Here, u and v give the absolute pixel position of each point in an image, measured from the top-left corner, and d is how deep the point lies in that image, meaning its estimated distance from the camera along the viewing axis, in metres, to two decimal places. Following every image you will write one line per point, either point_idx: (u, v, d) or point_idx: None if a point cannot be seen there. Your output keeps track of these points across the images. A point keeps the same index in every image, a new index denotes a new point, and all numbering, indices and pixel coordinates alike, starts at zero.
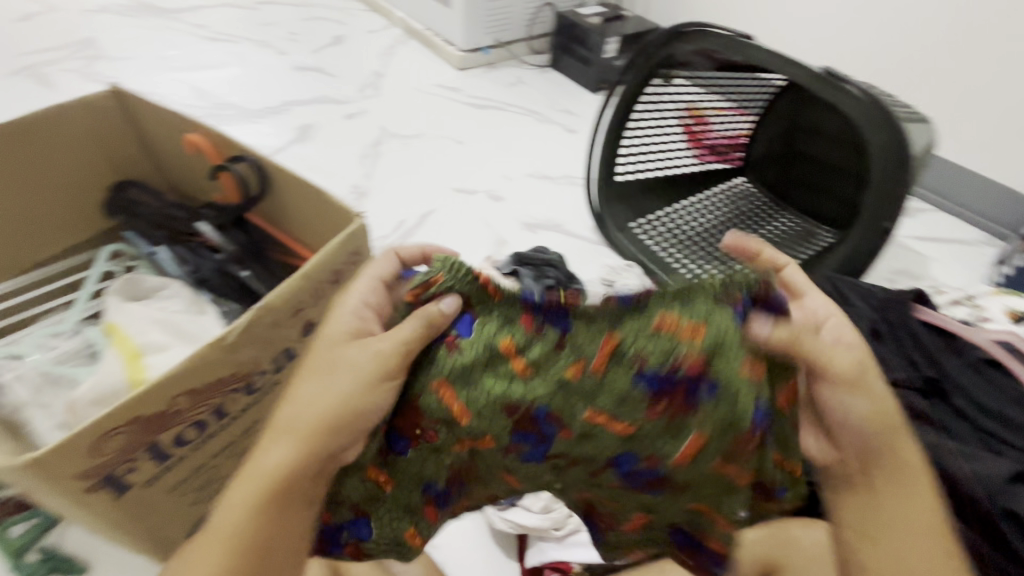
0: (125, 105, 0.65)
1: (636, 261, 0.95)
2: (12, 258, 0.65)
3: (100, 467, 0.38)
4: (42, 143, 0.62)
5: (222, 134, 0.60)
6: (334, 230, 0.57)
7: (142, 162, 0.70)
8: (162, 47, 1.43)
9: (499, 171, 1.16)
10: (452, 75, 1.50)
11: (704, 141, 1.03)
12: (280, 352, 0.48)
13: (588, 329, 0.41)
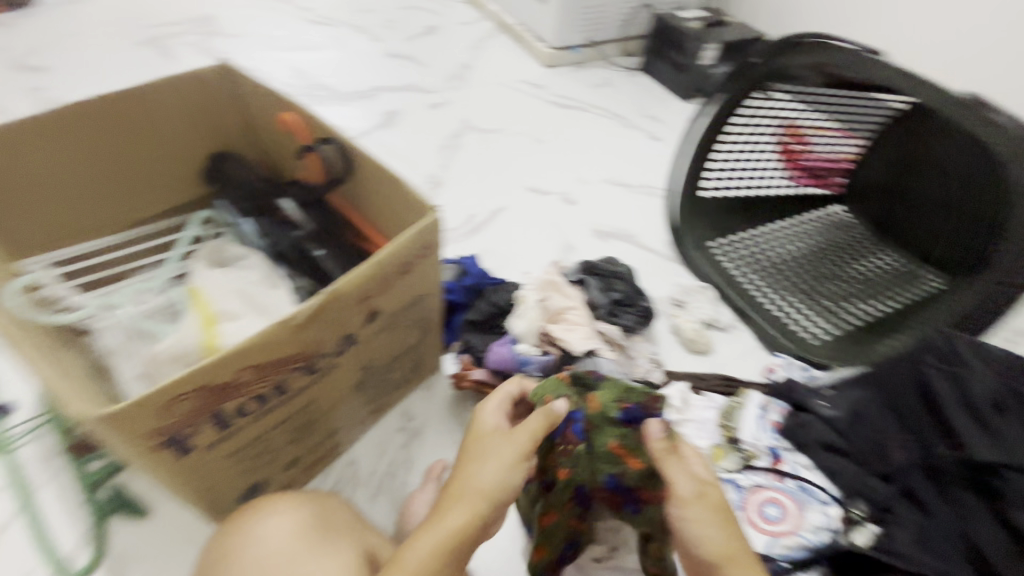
0: (230, 80, 0.67)
1: (712, 284, 0.88)
2: (117, 215, 0.70)
3: (168, 428, 0.39)
4: (155, 110, 0.66)
5: (311, 116, 0.61)
6: (408, 220, 0.57)
7: (239, 135, 0.73)
8: (270, 27, 1.51)
9: (576, 174, 1.13)
10: (539, 72, 1.48)
11: (801, 162, 0.97)
12: (343, 337, 0.48)
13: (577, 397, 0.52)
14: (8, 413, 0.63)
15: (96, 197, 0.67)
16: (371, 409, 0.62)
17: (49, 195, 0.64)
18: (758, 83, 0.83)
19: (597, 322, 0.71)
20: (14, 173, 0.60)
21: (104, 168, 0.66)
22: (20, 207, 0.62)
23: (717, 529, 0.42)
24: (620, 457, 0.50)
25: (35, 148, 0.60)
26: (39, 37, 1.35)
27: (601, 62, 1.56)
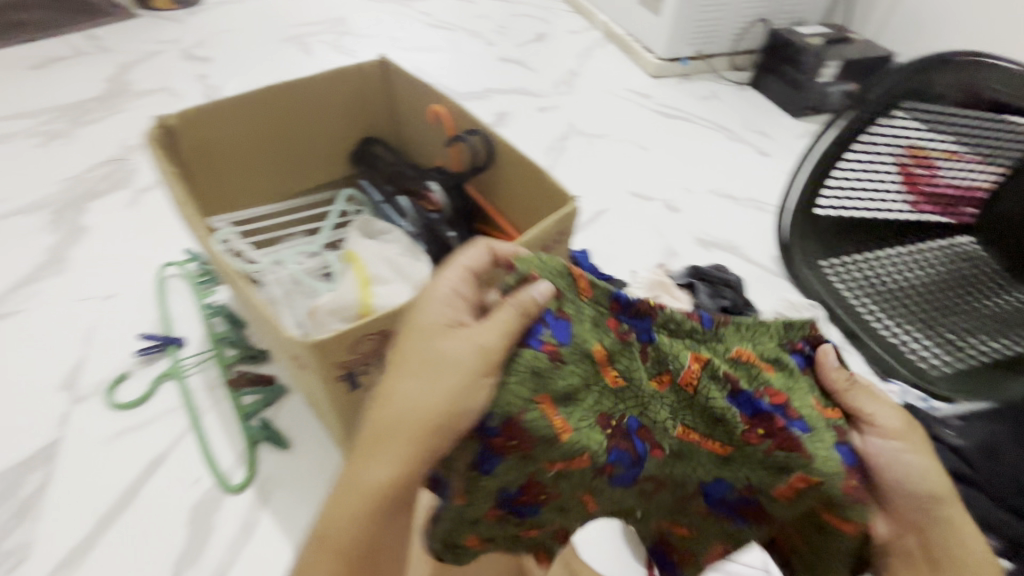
0: (387, 72, 0.76)
1: (822, 304, 0.86)
2: (277, 188, 0.78)
3: (349, 364, 0.46)
4: (325, 97, 0.75)
5: (461, 108, 0.69)
6: (544, 205, 0.62)
7: (385, 123, 0.82)
8: (394, 30, 1.64)
9: (681, 183, 1.14)
10: (645, 82, 1.50)
11: (923, 187, 0.90)
12: None
13: (675, 342, 0.47)
14: (182, 346, 0.74)
15: (266, 172, 0.76)
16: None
17: (233, 167, 0.73)
18: (893, 104, 0.78)
19: (706, 327, 0.72)
20: (213, 144, 0.69)
21: (278, 146, 0.75)
22: (211, 174, 0.71)
23: (909, 455, 0.48)
24: (822, 413, 0.47)
25: (230, 126, 0.70)
26: (203, 31, 1.54)
27: (708, 75, 1.55)
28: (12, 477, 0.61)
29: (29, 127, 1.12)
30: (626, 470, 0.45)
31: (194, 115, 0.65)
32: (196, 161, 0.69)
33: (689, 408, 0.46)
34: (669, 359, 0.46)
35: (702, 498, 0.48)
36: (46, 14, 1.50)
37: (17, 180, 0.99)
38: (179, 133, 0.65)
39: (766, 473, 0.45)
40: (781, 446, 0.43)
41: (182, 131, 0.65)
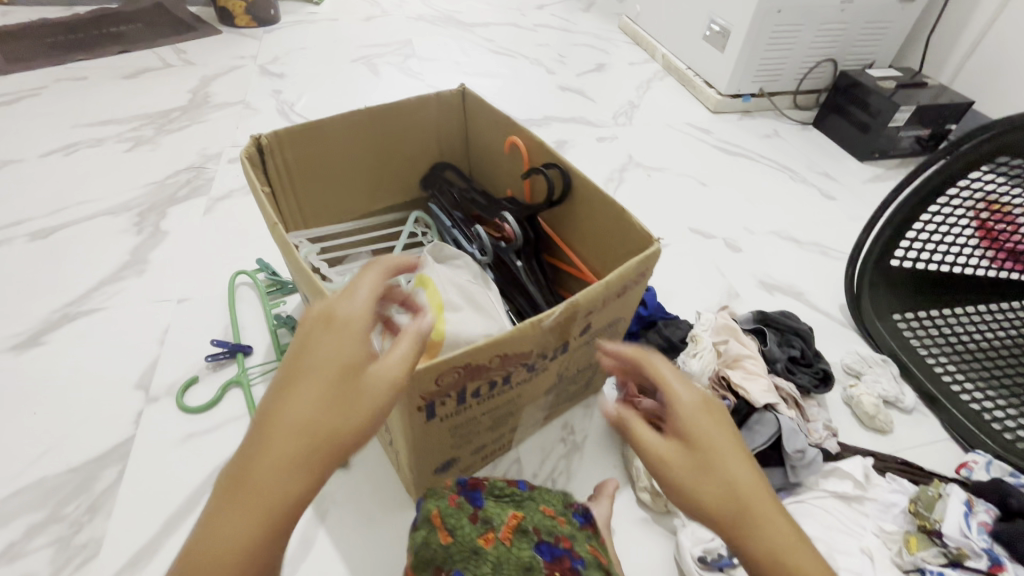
0: (466, 102, 0.79)
1: (895, 360, 0.82)
2: (353, 207, 0.81)
3: (432, 395, 0.44)
4: (406, 122, 0.77)
5: (539, 142, 0.69)
6: (620, 244, 0.62)
7: (458, 149, 0.84)
8: (457, 54, 1.68)
9: (741, 221, 1.12)
10: (705, 117, 1.49)
11: (1009, 246, 0.83)
12: (560, 344, 0.53)
13: (499, 502, 0.50)
14: (249, 354, 0.75)
15: (341, 189, 0.78)
16: (545, 414, 0.67)
17: (313, 184, 0.75)
18: (983, 159, 0.73)
19: (774, 377, 0.70)
20: (299, 162, 0.71)
21: (356, 165, 0.77)
22: (292, 190, 0.73)
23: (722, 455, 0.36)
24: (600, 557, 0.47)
25: (316, 147, 0.71)
26: (278, 49, 1.62)
27: (770, 113, 1.53)
28: (87, 472, 0.63)
29: (118, 132, 1.19)
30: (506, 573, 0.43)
31: (285, 135, 0.67)
32: (281, 178, 0.71)
33: (526, 539, 0.46)
34: (495, 518, 0.47)
35: None
36: (138, 27, 1.61)
37: (105, 182, 1.05)
38: (271, 150, 0.67)
39: None
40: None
41: (273, 148, 0.67)
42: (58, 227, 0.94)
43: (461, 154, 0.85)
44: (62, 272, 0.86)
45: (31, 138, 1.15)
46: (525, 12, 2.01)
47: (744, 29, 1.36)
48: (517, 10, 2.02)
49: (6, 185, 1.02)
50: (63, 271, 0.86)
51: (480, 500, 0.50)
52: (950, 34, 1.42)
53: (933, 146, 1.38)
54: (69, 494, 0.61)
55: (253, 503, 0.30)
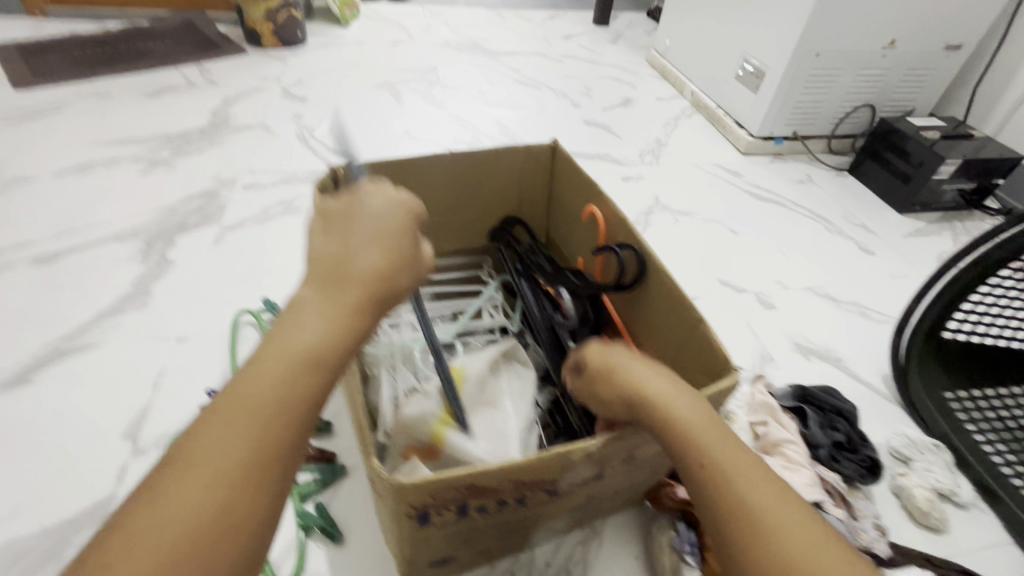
0: (555, 158, 0.75)
1: (947, 446, 0.75)
2: None
3: (425, 504, 0.42)
4: (489, 171, 0.75)
5: (620, 221, 0.65)
6: (690, 350, 0.56)
7: (538, 204, 0.81)
8: (483, 83, 1.66)
9: (775, 275, 1.05)
10: (735, 158, 1.44)
11: None
12: (593, 473, 0.49)
13: None
14: None
15: None
16: (570, 523, 0.59)
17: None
18: None
19: (817, 466, 0.63)
20: None
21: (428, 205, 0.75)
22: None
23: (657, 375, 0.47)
24: None
25: (394, 182, 0.71)
26: (302, 72, 1.60)
27: (803, 156, 1.48)
28: (60, 533, 0.58)
29: (136, 152, 1.17)
30: None
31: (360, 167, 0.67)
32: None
33: None
34: None
35: None
36: (166, 45, 1.61)
37: (116, 204, 1.02)
38: (346, 184, 0.67)
39: None
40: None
41: (348, 180, 0.67)
42: (63, 252, 0.91)
43: (540, 206, 0.81)
44: (62, 301, 0.83)
45: (48, 156, 1.13)
46: (551, 42, 1.99)
47: (780, 71, 1.31)
48: (544, 39, 2.00)
49: (17, 204, 1.00)
50: (62, 300, 0.83)
51: None
52: (998, 83, 1.36)
53: (978, 200, 1.31)
54: (38, 559, 0.56)
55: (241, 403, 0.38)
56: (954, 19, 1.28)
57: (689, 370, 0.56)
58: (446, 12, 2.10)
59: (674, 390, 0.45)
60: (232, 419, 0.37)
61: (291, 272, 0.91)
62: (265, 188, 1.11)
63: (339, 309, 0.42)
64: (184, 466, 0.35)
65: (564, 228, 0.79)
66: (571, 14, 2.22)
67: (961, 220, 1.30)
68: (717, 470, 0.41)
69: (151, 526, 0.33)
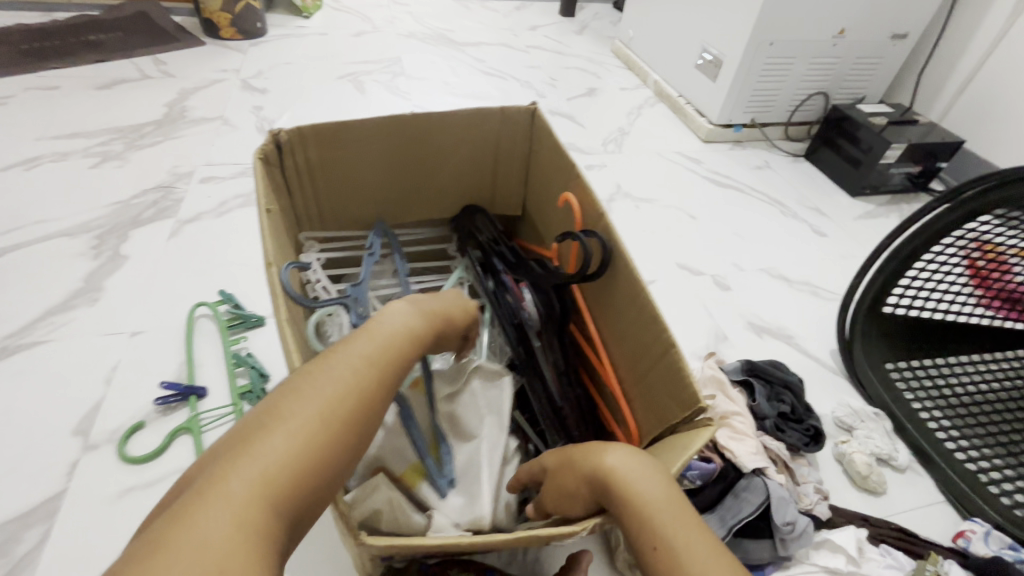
0: (529, 127, 0.76)
1: (888, 414, 0.79)
2: (381, 214, 0.79)
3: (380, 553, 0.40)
4: (455, 138, 0.75)
5: (592, 205, 0.66)
6: (649, 342, 0.57)
7: (513, 177, 0.81)
8: (447, 74, 1.65)
9: (731, 257, 1.08)
10: (696, 146, 1.47)
11: (999, 290, 0.80)
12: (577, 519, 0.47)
13: None
14: (203, 397, 0.70)
15: (367, 193, 0.76)
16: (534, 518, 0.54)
17: (339, 188, 0.74)
18: (974, 214, 0.73)
19: (762, 435, 0.66)
20: (325, 162, 0.70)
21: (390, 171, 0.75)
22: (313, 191, 0.72)
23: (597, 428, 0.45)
24: None
25: (353, 146, 0.70)
26: (263, 63, 1.57)
27: (761, 144, 1.52)
28: (10, 531, 0.57)
29: (86, 147, 1.14)
30: None
31: (311, 130, 0.66)
32: (303, 176, 0.70)
33: None
34: None
35: None
36: (118, 36, 1.56)
37: (65, 200, 0.99)
38: (294, 149, 0.66)
39: None
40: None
41: (295, 144, 0.66)
42: (9, 249, 0.89)
43: (517, 180, 0.82)
44: (8, 298, 0.80)
45: None
46: (518, 33, 1.99)
47: (737, 59, 1.35)
48: (509, 30, 2.00)
49: None
50: (8, 298, 0.80)
51: None
52: (942, 69, 1.41)
53: (924, 182, 1.37)
54: None
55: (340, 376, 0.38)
56: (900, 7, 1.33)
57: (650, 363, 0.57)
58: (411, 3, 2.08)
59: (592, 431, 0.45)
60: (297, 421, 0.35)
61: (249, 265, 0.90)
62: (222, 181, 1.09)
63: (422, 323, 0.45)
64: (237, 466, 0.32)
65: (539, 205, 0.80)
66: (536, 5, 2.22)
67: (909, 203, 1.36)
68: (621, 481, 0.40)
69: (223, 499, 0.30)
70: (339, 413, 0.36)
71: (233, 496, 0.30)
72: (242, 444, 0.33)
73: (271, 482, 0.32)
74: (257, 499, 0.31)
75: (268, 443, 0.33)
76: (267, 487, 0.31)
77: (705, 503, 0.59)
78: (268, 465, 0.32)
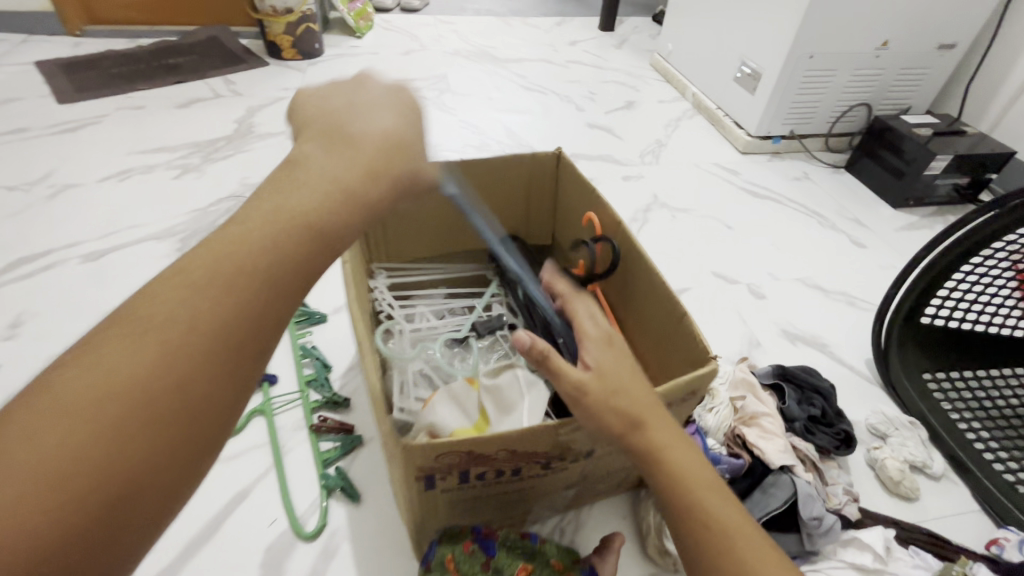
0: (558, 160, 0.81)
1: (923, 423, 0.80)
2: (431, 243, 0.85)
3: (430, 469, 0.46)
4: (493, 175, 0.80)
5: (612, 220, 0.70)
6: (676, 345, 0.60)
7: (546, 205, 0.86)
8: (490, 89, 1.73)
9: (767, 267, 1.10)
10: (733, 157, 1.49)
11: None
12: (587, 449, 0.52)
13: (509, 554, 0.49)
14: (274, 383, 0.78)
15: (419, 226, 0.81)
16: (569, 497, 0.62)
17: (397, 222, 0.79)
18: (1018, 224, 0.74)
19: (792, 437, 0.68)
20: None
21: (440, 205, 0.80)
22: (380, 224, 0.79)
23: (642, 388, 0.48)
24: None
25: None
26: (321, 82, 1.70)
27: (801, 155, 1.52)
28: None
29: (169, 160, 1.27)
30: None
31: None
32: None
33: None
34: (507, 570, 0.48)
35: None
36: (194, 60, 1.72)
37: (152, 208, 1.12)
38: None
39: None
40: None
41: None
42: (108, 250, 1.01)
43: (548, 208, 0.86)
44: (110, 293, 0.92)
45: (91, 164, 1.23)
46: (558, 49, 2.05)
47: (775, 73, 1.37)
48: (550, 46, 2.07)
49: (65, 208, 1.10)
50: (110, 293, 0.92)
51: (490, 555, 0.49)
52: (992, 80, 1.39)
53: (971, 194, 1.34)
54: None
55: (223, 259, 0.36)
56: (947, 17, 1.32)
57: (670, 334, 0.61)
58: (456, 21, 2.18)
59: (639, 389, 0.47)
60: (159, 316, 0.33)
61: None
62: None
63: (343, 180, 0.41)
64: (88, 368, 0.31)
65: (567, 227, 0.84)
66: (577, 20, 2.28)
67: (955, 215, 1.34)
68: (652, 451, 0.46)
69: (65, 397, 0.30)
70: (212, 297, 0.34)
71: (74, 394, 0.30)
72: (106, 333, 0.33)
73: (121, 383, 0.31)
74: (111, 393, 0.31)
75: (122, 341, 0.32)
76: (121, 382, 0.31)
77: (735, 494, 0.63)
78: (169, 324, 0.33)
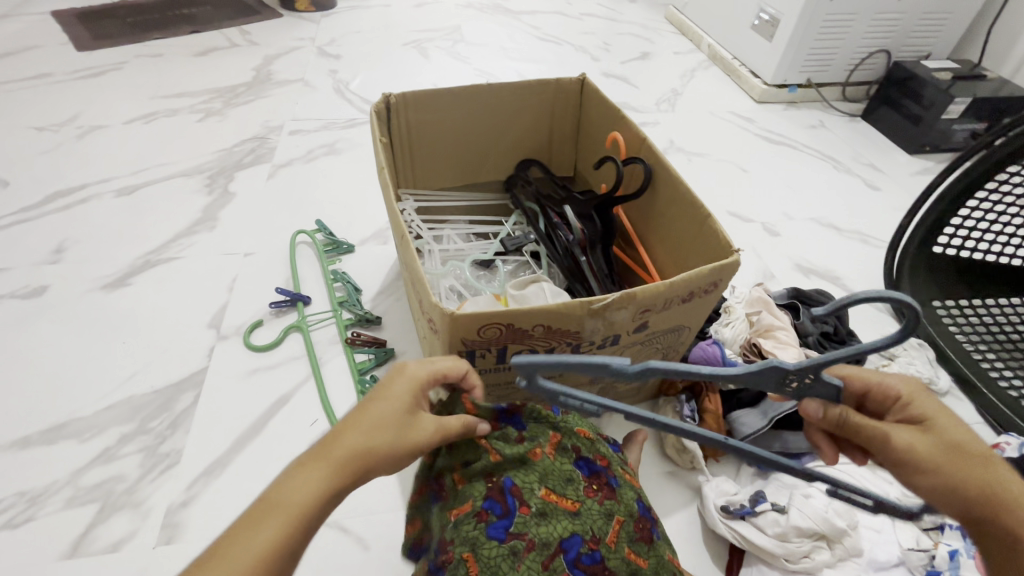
0: (582, 88, 0.82)
1: (932, 345, 0.83)
2: (458, 172, 0.88)
3: (474, 344, 0.52)
4: (521, 101, 0.82)
5: (636, 138, 0.72)
6: (700, 250, 0.63)
7: (568, 135, 0.88)
8: (505, 40, 1.72)
9: (781, 207, 1.12)
10: (748, 106, 1.49)
11: None
12: (611, 336, 0.56)
13: (540, 425, 0.52)
14: (308, 304, 0.82)
15: (447, 153, 0.84)
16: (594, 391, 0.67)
17: (427, 146, 0.82)
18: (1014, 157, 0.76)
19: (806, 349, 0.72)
20: (418, 124, 0.79)
21: (469, 131, 0.83)
22: (409, 148, 0.81)
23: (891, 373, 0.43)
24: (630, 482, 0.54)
25: (440, 112, 0.79)
26: (334, 33, 1.69)
27: (817, 104, 1.52)
28: (168, 394, 0.71)
29: (192, 104, 1.29)
30: (498, 519, 0.46)
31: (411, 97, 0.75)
32: (399, 135, 0.79)
33: (554, 475, 0.49)
34: (540, 436, 0.51)
35: (564, 559, 0.45)
36: (207, 10, 1.71)
37: (178, 148, 1.14)
38: (396, 110, 0.75)
39: (603, 521, 0.48)
40: (608, 499, 0.50)
41: (398, 107, 0.75)
42: (141, 185, 1.04)
43: (570, 139, 0.88)
44: (146, 223, 0.95)
45: (115, 107, 1.25)
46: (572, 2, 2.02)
47: (794, 18, 1.35)
48: None
49: (94, 147, 1.13)
50: (145, 224, 0.95)
51: (519, 425, 0.51)
52: (1015, 24, 1.37)
53: None
54: (153, 411, 0.69)
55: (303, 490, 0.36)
56: None
57: (693, 240, 0.64)
58: None
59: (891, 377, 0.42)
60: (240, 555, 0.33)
61: (336, 203, 1.02)
62: (308, 133, 1.21)
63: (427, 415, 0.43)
64: None
65: (589, 156, 0.86)
66: None
67: None
68: (989, 494, 0.37)
69: None
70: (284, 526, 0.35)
71: None
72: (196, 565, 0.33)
73: None
74: None
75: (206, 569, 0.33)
76: None
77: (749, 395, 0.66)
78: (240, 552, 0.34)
